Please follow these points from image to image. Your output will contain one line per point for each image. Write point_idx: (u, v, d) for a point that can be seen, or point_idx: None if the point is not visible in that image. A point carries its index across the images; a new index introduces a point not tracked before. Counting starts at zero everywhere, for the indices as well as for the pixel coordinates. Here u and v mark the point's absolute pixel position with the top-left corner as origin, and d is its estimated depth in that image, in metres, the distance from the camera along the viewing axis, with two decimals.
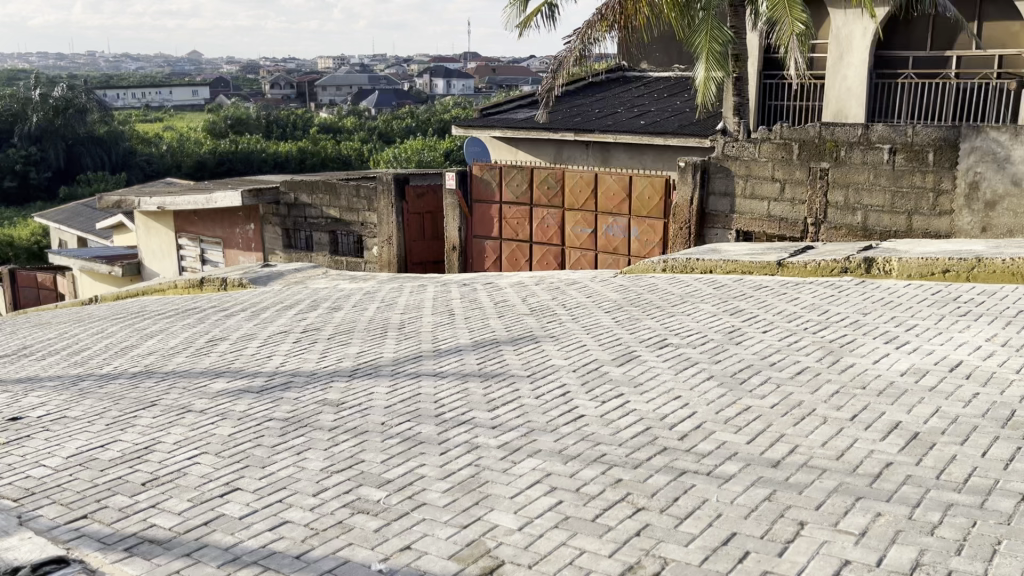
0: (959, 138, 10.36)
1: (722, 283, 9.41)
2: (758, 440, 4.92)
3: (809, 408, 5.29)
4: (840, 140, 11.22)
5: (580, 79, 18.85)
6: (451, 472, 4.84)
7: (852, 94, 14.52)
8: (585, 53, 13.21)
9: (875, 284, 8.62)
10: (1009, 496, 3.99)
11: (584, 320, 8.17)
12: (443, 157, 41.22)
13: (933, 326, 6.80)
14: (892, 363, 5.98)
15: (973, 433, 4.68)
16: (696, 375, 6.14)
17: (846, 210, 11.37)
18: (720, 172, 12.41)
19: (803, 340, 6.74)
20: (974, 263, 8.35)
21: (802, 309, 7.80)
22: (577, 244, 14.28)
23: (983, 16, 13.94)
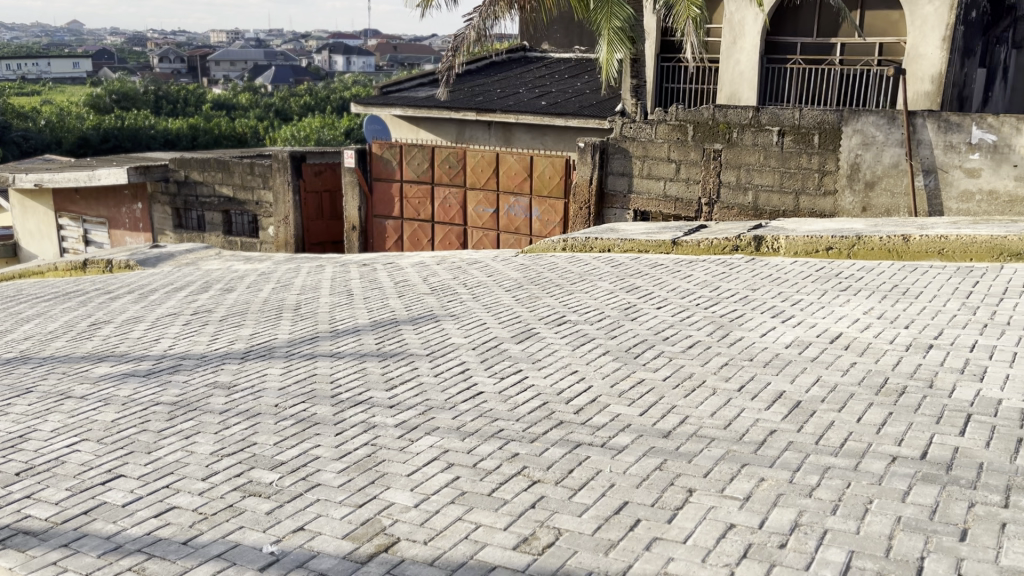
0: (842, 121, 10.80)
1: (619, 261, 9.60)
2: (650, 411, 5.04)
3: (700, 379, 5.46)
4: (732, 122, 11.57)
5: (482, 58, 18.81)
6: (347, 451, 4.79)
7: (743, 80, 15.10)
8: (485, 32, 13.10)
9: (764, 261, 8.95)
10: (881, 458, 4.20)
11: (484, 299, 8.19)
12: (343, 134, 40.48)
13: (817, 300, 7.12)
14: (778, 336, 6.22)
15: (849, 400, 4.92)
16: (593, 350, 6.24)
17: (738, 190, 11.74)
18: (618, 153, 12.64)
19: (695, 315, 6.95)
20: (854, 241, 8.75)
21: (695, 286, 8.03)
22: (480, 223, 14.32)
23: (867, 4, 14.36)
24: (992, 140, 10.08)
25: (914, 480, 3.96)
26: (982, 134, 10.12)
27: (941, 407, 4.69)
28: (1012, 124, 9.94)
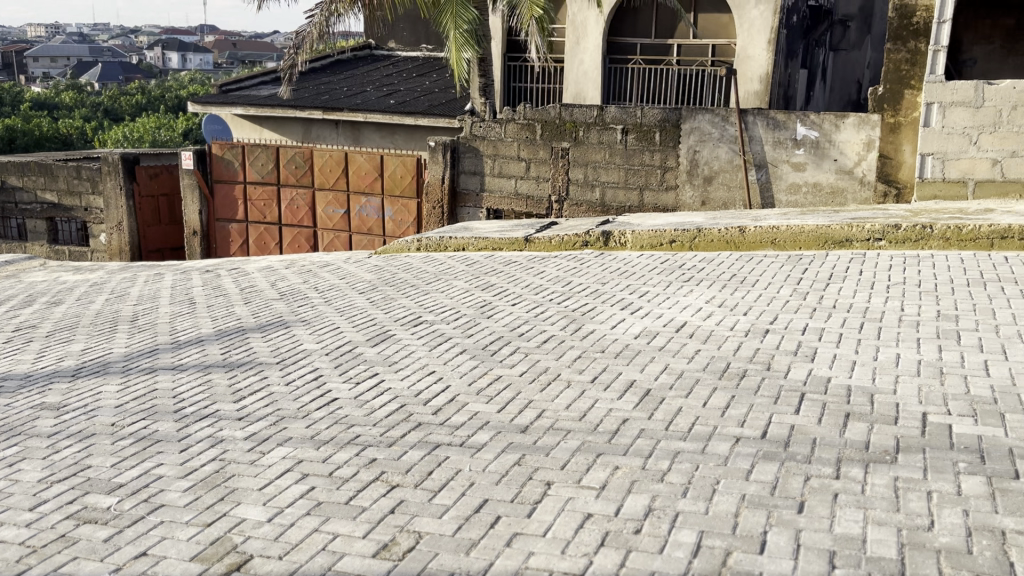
0: (680, 119, 11.30)
1: (474, 259, 9.62)
2: (508, 408, 5.07)
3: (555, 373, 5.54)
4: (579, 121, 11.85)
5: (327, 56, 18.43)
6: (192, 469, 4.53)
7: (588, 78, 15.59)
8: (328, 30, 12.82)
9: (612, 256, 9.22)
10: (726, 439, 4.40)
11: (336, 302, 8.00)
12: (180, 135, 38.65)
13: (663, 291, 7.40)
14: (627, 327, 6.42)
15: (695, 386, 5.13)
16: (449, 349, 6.22)
17: (585, 187, 12.03)
18: (469, 152, 12.69)
19: (548, 310, 7.06)
20: (695, 234, 9.16)
21: (548, 281, 8.16)
22: (330, 225, 14.02)
23: (699, 7, 15.12)
24: (814, 137, 10.79)
25: (757, 459, 4.16)
26: (806, 131, 10.82)
27: (778, 388, 4.97)
28: (831, 121, 10.65)
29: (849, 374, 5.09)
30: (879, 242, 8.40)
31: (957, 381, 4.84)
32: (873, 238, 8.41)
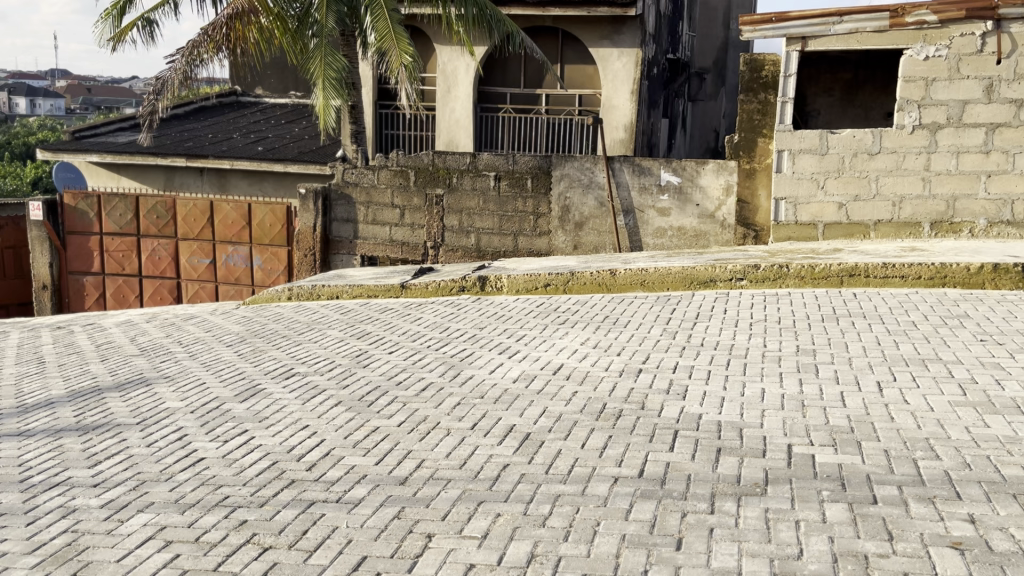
0: (551, 166, 11.59)
1: (348, 308, 9.45)
2: (385, 460, 4.94)
3: (434, 422, 5.46)
4: (451, 168, 11.94)
5: (190, 102, 17.93)
6: (41, 543, 4.17)
7: (459, 126, 15.83)
8: (191, 75, 12.47)
9: (488, 300, 9.26)
10: (605, 480, 4.44)
11: (202, 356, 7.64)
12: (29, 184, 36.48)
13: (539, 334, 7.47)
14: (505, 372, 6.42)
15: (573, 428, 5.16)
16: (323, 402, 6.02)
17: (460, 233, 12.09)
18: (341, 199, 12.57)
19: (427, 357, 6.98)
20: (568, 277, 9.33)
21: (425, 328, 8.08)
22: (195, 275, 13.51)
23: (565, 59, 15.60)
24: (677, 182, 11.28)
25: (635, 498, 4.21)
26: (669, 177, 11.30)
27: (652, 427, 5.07)
28: (692, 167, 11.17)
29: (719, 410, 5.25)
30: (741, 282, 8.80)
31: (818, 413, 5.08)
32: (735, 278, 8.80)
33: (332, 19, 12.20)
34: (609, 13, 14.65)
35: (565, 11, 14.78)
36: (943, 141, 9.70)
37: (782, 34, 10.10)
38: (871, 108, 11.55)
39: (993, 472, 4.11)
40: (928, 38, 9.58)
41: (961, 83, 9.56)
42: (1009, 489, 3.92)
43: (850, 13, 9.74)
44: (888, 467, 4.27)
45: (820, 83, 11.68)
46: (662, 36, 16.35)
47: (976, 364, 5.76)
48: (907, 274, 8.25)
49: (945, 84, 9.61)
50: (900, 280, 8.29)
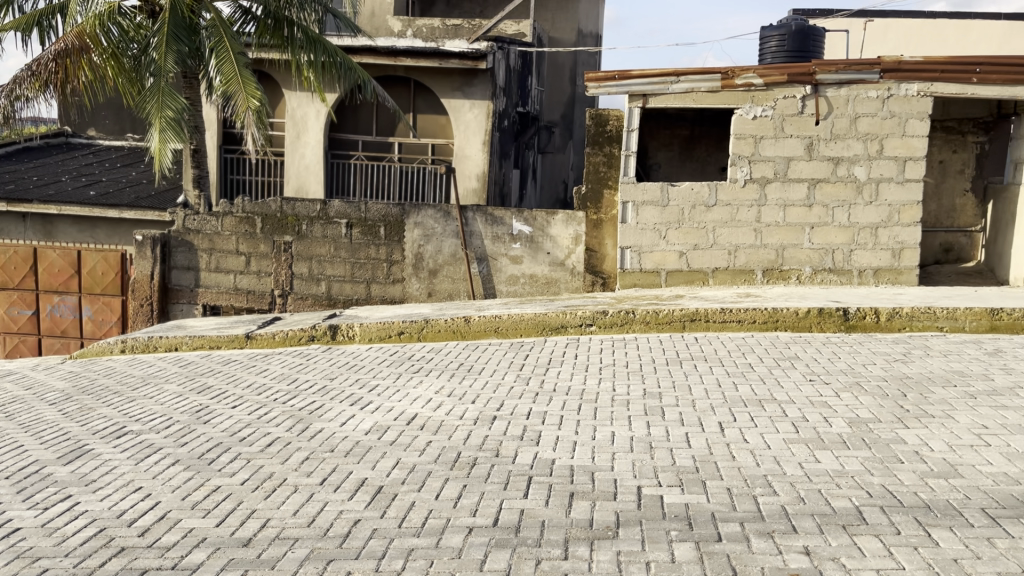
0: (404, 214, 11.61)
1: (188, 360, 8.97)
2: (228, 520, 4.66)
3: (280, 478, 5.20)
4: (300, 215, 11.81)
5: (12, 142, 16.74)
6: None
7: (309, 173, 15.60)
8: (13, 113, 11.73)
9: (340, 350, 9.04)
10: (459, 530, 4.36)
11: (21, 417, 6.99)
12: None
13: (392, 384, 7.32)
14: (357, 424, 6.23)
15: (427, 478, 5.06)
16: (158, 462, 5.62)
17: (311, 281, 11.90)
18: (182, 246, 12.18)
19: (273, 411, 6.67)
20: (422, 325, 9.28)
21: (271, 380, 7.76)
22: (15, 328, 12.90)
23: (417, 108, 15.76)
24: (529, 232, 11.51)
25: (489, 548, 4.15)
26: (521, 226, 11.52)
27: (506, 474, 5.05)
28: (543, 217, 11.44)
29: (571, 454, 5.31)
30: (590, 327, 9.03)
31: (665, 454, 5.22)
32: (585, 323, 9.02)
33: (171, 60, 11.51)
34: (460, 65, 14.95)
35: (416, 61, 14.94)
36: (772, 194, 10.40)
37: (625, 91, 10.60)
38: (706, 162, 12.26)
39: (824, 505, 4.34)
40: (756, 99, 10.30)
41: (786, 141, 10.32)
42: (839, 520, 4.14)
43: (686, 73, 10.36)
44: (730, 505, 4.43)
45: (660, 138, 12.30)
46: (512, 89, 16.80)
47: (807, 403, 6.11)
48: (743, 318, 8.72)
49: (771, 142, 10.33)
50: (737, 325, 8.75)
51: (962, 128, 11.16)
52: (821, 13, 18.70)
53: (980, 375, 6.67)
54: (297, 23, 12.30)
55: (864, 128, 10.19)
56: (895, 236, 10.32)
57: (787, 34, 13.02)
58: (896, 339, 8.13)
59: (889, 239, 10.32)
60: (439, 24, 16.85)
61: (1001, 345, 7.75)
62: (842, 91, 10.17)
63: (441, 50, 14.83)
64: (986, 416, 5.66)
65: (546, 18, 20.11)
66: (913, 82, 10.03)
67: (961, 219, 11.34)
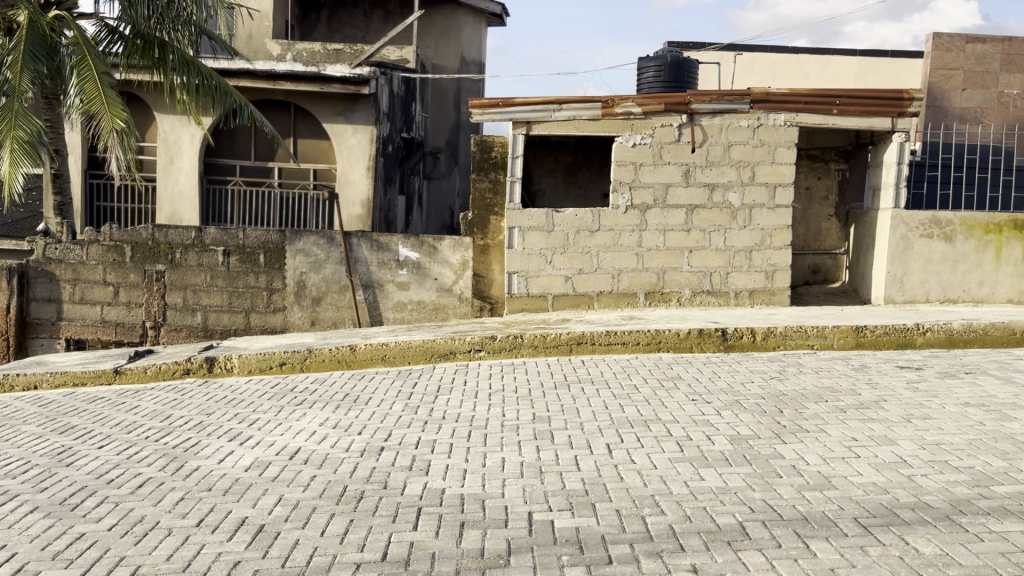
0: (284, 241, 11.42)
1: (49, 398, 8.39)
2: (93, 570, 4.32)
3: (152, 522, 4.89)
4: (174, 242, 11.61)
5: None
6: None
7: (183, 199, 15.02)
8: None
9: (217, 383, 8.66)
10: (346, 567, 4.19)
11: None
12: None
13: (274, 418, 7.05)
14: (236, 460, 5.94)
15: (312, 514, 4.87)
16: (13, 510, 5.18)
17: (186, 311, 11.66)
18: (42, 277, 11.84)
19: (144, 450, 6.29)
20: (305, 355, 9.04)
21: (143, 417, 7.34)
22: None
23: (297, 133, 15.51)
24: (415, 258, 11.42)
25: None
26: (407, 252, 11.42)
27: (395, 506, 4.92)
28: (429, 243, 11.37)
29: (461, 483, 5.23)
30: (479, 353, 8.99)
31: (554, 478, 5.22)
32: (473, 349, 8.98)
33: (26, 79, 10.71)
34: (342, 90, 14.76)
35: (296, 86, 14.66)
36: (652, 220, 10.70)
37: (508, 118, 10.71)
38: (589, 189, 12.50)
39: (710, 522, 4.42)
40: (635, 127, 10.60)
41: (664, 168, 10.64)
42: (724, 537, 4.22)
43: (567, 101, 10.56)
44: (620, 526, 4.45)
45: (544, 165, 12.48)
46: (395, 115, 16.70)
47: (691, 422, 6.25)
48: (627, 340, 8.88)
49: (650, 169, 10.65)
50: (621, 347, 8.91)
51: (825, 156, 11.81)
52: (694, 46, 19.52)
53: (849, 391, 7.00)
54: (171, 44, 11.79)
55: (737, 156, 10.62)
56: (768, 259, 10.77)
57: (662, 66, 13.50)
58: (771, 357, 8.46)
59: (762, 262, 10.77)
60: (319, 48, 16.60)
61: (867, 361, 8.19)
62: (715, 119, 10.59)
63: (322, 75, 14.58)
64: (856, 429, 5.93)
65: (429, 45, 20.20)
66: (780, 112, 10.55)
67: (826, 243, 12.01)
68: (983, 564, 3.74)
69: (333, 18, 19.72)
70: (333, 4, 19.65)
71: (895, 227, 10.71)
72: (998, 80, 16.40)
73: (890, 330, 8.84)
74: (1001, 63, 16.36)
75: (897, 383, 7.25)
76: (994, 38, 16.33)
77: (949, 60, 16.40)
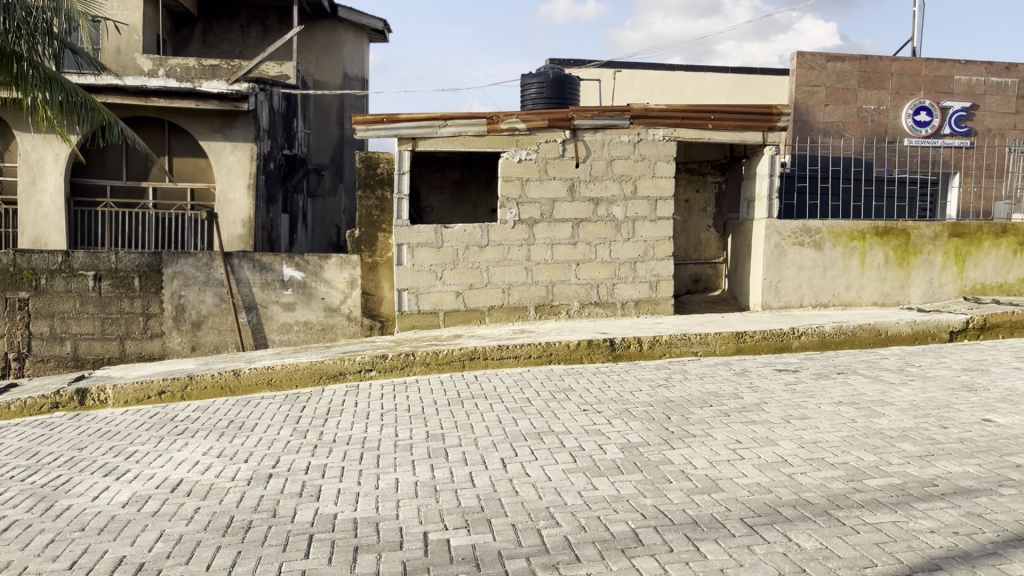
0: (161, 263, 11.01)
1: None
2: None
3: (19, 567, 4.54)
4: (38, 268, 11.03)
5: None
6: None
7: (48, 222, 14.26)
8: None
9: (90, 415, 8.18)
10: None
11: None
12: None
13: (153, 449, 6.71)
14: (112, 497, 5.61)
15: (197, 548, 4.63)
16: None
17: (54, 340, 11.09)
18: None
19: (8, 491, 5.86)
20: (186, 382, 8.67)
21: (6, 456, 6.84)
22: None
23: (172, 151, 14.99)
24: (300, 278, 11.19)
25: None
26: (291, 272, 11.18)
27: (285, 534, 4.74)
28: (315, 262, 11.15)
29: (354, 507, 5.11)
30: (369, 372, 8.84)
31: (450, 496, 5.17)
32: (363, 368, 8.82)
33: None
34: (220, 106, 14.32)
35: (170, 102, 14.12)
36: (539, 234, 10.82)
37: (393, 134, 10.63)
38: (477, 205, 12.56)
39: (604, 530, 4.48)
40: (520, 143, 10.72)
41: (549, 183, 10.79)
42: (618, 545, 4.28)
43: (453, 117, 10.57)
44: (516, 541, 4.44)
45: (430, 181, 12.44)
46: (276, 133, 16.31)
47: (583, 432, 6.33)
48: (519, 354, 8.93)
49: (536, 184, 10.77)
50: (513, 360, 8.94)
51: (703, 169, 12.26)
52: (575, 64, 19.96)
53: (732, 395, 7.26)
54: (29, 58, 11.05)
55: (619, 170, 10.89)
56: (652, 269, 11.07)
57: (545, 82, 13.72)
58: (658, 365, 8.69)
59: (646, 272, 11.06)
60: (194, 64, 16.06)
61: (747, 365, 8.52)
62: (597, 135, 10.84)
63: (197, 91, 14.13)
64: (740, 431, 6.16)
65: (310, 61, 19.84)
66: (659, 127, 10.89)
67: (706, 253, 12.47)
68: (860, 555, 3.92)
69: (208, 33, 19.13)
70: (207, 19, 19.05)
71: (770, 236, 11.20)
72: (857, 96, 17.47)
73: (768, 335, 9.25)
74: (859, 80, 17.43)
75: (776, 385, 7.57)
76: (853, 56, 17.40)
77: (812, 77, 17.35)
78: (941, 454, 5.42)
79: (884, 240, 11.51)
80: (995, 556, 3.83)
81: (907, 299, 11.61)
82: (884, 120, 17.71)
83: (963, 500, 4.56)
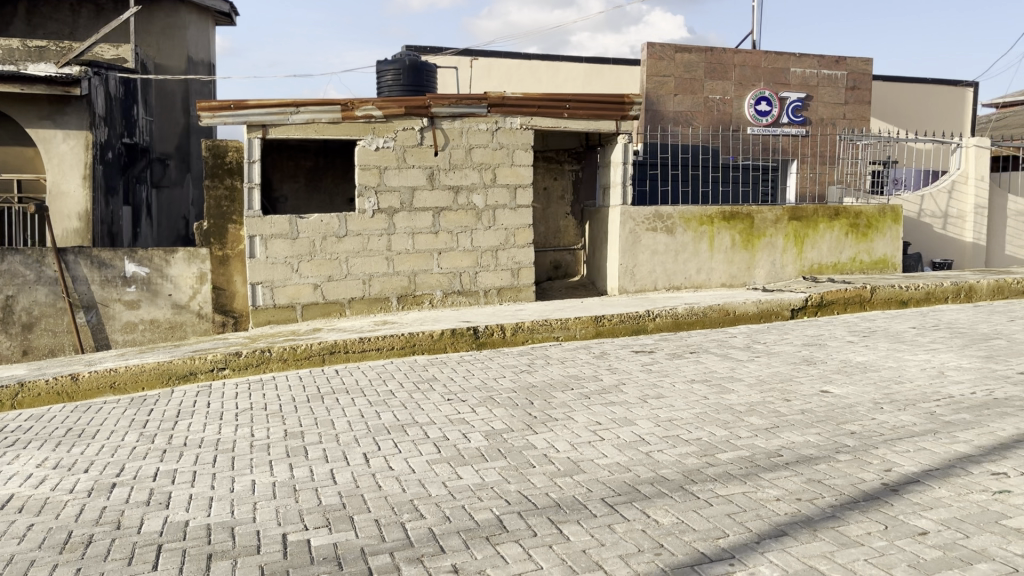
0: None
1: None
2: None
3: None
4: None
5: None
6: None
7: None
8: None
9: None
10: None
11: None
12: None
13: None
14: None
15: (30, 569, 4.27)
16: None
17: None
18: None
19: None
20: (17, 390, 8.02)
21: None
22: None
23: None
24: (145, 273, 10.61)
25: None
26: (134, 268, 10.58)
27: (131, 546, 4.45)
28: (160, 257, 10.60)
29: (207, 512, 4.86)
30: (222, 371, 8.47)
31: (310, 495, 5.01)
32: (216, 367, 8.44)
33: None
34: (48, 91, 13.25)
35: None
36: (399, 224, 10.68)
37: (242, 121, 10.19)
38: (334, 194, 12.26)
39: (468, 519, 4.46)
40: (377, 131, 10.51)
41: (408, 171, 10.64)
42: (482, 533, 4.27)
43: (305, 104, 10.24)
44: (378, 536, 4.36)
45: (283, 170, 12.02)
46: (114, 121, 15.33)
47: (447, 422, 6.29)
48: (381, 346, 8.79)
49: (394, 172, 10.59)
50: (375, 353, 8.79)
51: (560, 157, 12.47)
52: (431, 51, 19.80)
53: (591, 377, 7.42)
54: None
55: (478, 158, 10.87)
56: (513, 257, 11.16)
57: (401, 69, 13.53)
58: (520, 351, 8.77)
59: (507, 260, 11.14)
60: (17, 45, 14.82)
61: (606, 348, 8.75)
62: (455, 123, 10.77)
63: (22, 74, 13.06)
64: (599, 413, 6.29)
65: (150, 44, 18.64)
66: (515, 116, 10.96)
67: (564, 239, 12.70)
68: (713, 527, 4.09)
69: (33, 11, 17.72)
70: None
71: (624, 223, 11.51)
72: (703, 86, 18.27)
73: (624, 318, 9.50)
74: (706, 71, 18.22)
75: (633, 366, 7.81)
76: (699, 48, 18.16)
77: (661, 67, 17.91)
78: (785, 426, 5.73)
79: (730, 224, 12.07)
80: (834, 519, 4.08)
81: (752, 280, 12.25)
82: (729, 110, 18.58)
83: (805, 468, 4.83)
